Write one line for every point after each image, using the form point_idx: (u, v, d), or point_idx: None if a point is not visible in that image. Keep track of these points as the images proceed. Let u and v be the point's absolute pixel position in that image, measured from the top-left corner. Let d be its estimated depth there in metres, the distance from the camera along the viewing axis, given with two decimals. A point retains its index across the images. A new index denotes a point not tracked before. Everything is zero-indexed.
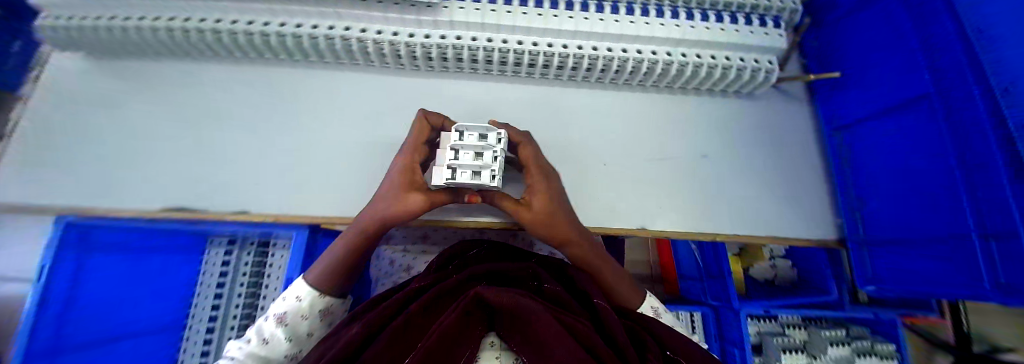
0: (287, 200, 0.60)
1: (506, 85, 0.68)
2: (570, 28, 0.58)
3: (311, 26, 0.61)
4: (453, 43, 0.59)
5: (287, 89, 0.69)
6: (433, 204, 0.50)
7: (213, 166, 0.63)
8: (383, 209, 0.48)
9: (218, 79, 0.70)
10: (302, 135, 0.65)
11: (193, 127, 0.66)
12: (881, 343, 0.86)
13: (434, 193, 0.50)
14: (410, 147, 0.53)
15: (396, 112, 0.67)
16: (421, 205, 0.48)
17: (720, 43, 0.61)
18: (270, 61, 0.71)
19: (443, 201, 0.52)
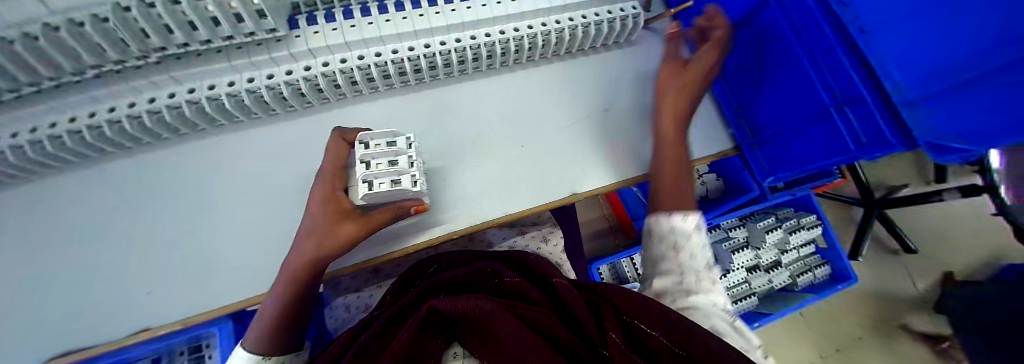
0: (197, 295, 0.54)
1: (402, 98, 0.66)
2: (440, 24, 0.58)
3: (149, 101, 0.53)
4: (321, 71, 0.54)
5: (156, 177, 0.60)
6: (371, 230, 0.46)
7: (92, 291, 0.54)
8: (315, 249, 0.43)
9: (66, 192, 0.59)
10: (191, 220, 0.57)
11: (50, 256, 0.55)
12: (802, 218, 1.08)
13: (365, 215, 0.46)
14: (328, 177, 0.45)
15: (292, 161, 0.61)
16: (356, 235, 0.44)
17: (580, 3, 0.64)
18: (124, 154, 0.61)
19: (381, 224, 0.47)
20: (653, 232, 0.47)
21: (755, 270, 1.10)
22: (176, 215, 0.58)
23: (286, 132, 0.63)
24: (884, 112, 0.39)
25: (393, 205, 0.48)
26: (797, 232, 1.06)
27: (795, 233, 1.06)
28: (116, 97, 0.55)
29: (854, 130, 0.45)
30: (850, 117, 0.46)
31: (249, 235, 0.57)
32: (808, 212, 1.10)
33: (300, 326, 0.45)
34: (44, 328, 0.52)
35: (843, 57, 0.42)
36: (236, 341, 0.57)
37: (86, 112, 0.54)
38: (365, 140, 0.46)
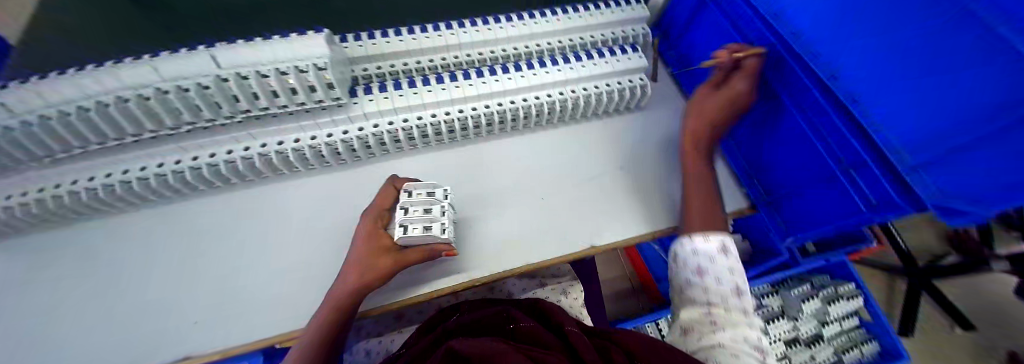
0: (231, 328, 0.56)
1: (435, 153, 0.74)
2: (473, 94, 0.66)
3: (227, 152, 0.63)
4: (371, 132, 0.64)
5: (215, 215, 0.67)
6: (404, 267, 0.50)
7: (141, 318, 0.58)
8: (355, 281, 0.47)
9: (140, 225, 0.67)
10: (240, 255, 0.63)
11: (112, 284, 0.61)
12: (840, 287, 1.02)
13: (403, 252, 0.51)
14: (370, 216, 0.51)
15: (335, 205, 0.68)
16: (391, 268, 0.49)
17: (595, 76, 0.71)
18: (193, 193, 0.70)
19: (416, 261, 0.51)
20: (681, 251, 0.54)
21: (795, 344, 1.00)
22: (228, 250, 0.64)
23: (333, 179, 0.71)
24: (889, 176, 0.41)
25: (426, 248, 0.52)
26: (836, 303, 0.99)
27: (834, 303, 0.99)
28: (196, 148, 0.64)
29: (862, 191, 0.46)
30: (854, 178, 0.47)
31: (289, 271, 0.61)
32: (845, 280, 1.05)
33: (330, 355, 0.47)
34: (88, 353, 0.55)
35: (844, 125, 0.45)
36: None
37: (172, 160, 0.64)
38: (409, 189, 0.55)
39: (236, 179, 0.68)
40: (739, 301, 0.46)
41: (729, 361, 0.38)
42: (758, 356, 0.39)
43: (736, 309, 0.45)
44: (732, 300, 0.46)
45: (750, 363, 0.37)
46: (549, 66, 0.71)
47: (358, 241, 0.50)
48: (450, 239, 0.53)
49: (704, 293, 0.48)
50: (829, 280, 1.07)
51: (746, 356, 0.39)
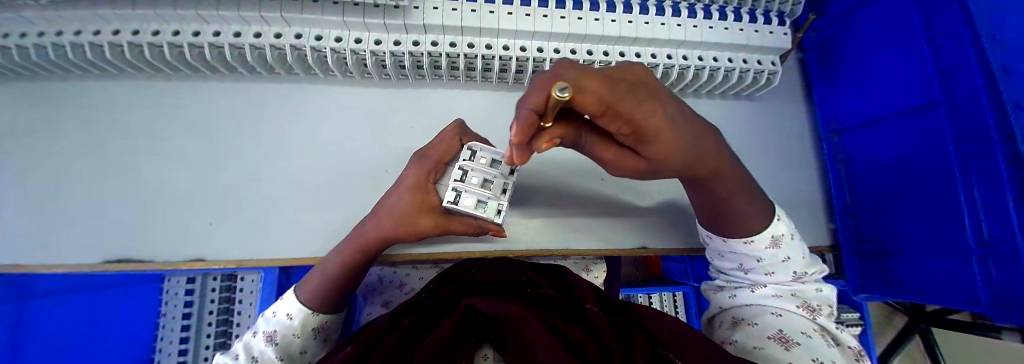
0: (253, 240, 0.53)
1: (492, 95, 0.63)
2: (563, 30, 0.54)
3: (255, 35, 0.52)
4: (429, 51, 0.53)
5: (237, 109, 0.60)
6: (448, 231, 0.47)
7: (158, 206, 0.54)
8: (392, 231, 0.43)
9: (152, 101, 0.59)
10: (264, 162, 0.57)
11: (126, 160, 0.56)
12: (844, 313, 0.99)
13: (447, 216, 0.46)
14: (428, 166, 0.45)
15: (370, 129, 0.60)
16: (432, 229, 0.45)
17: (714, 44, 0.57)
18: (214, 76, 0.61)
19: (460, 230, 0.48)
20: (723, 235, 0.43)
21: None
22: (251, 153, 0.58)
23: (372, 97, 0.61)
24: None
25: (473, 222, 0.48)
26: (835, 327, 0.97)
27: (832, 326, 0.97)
28: (218, 21, 0.53)
29: (994, 282, 0.41)
30: (991, 269, 0.41)
31: (315, 193, 0.56)
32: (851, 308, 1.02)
33: (348, 289, 0.46)
34: (108, 231, 0.53)
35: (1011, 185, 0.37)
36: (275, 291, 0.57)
37: (191, 31, 0.53)
38: (473, 148, 0.45)
39: (263, 71, 0.59)
40: (773, 250, 0.41)
41: (768, 327, 0.37)
42: (803, 314, 0.37)
43: (772, 259, 0.41)
44: (762, 250, 0.41)
45: (792, 327, 0.36)
46: (665, 17, 0.57)
47: (404, 188, 0.44)
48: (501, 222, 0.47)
49: (729, 247, 0.43)
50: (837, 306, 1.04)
51: (790, 316, 0.37)
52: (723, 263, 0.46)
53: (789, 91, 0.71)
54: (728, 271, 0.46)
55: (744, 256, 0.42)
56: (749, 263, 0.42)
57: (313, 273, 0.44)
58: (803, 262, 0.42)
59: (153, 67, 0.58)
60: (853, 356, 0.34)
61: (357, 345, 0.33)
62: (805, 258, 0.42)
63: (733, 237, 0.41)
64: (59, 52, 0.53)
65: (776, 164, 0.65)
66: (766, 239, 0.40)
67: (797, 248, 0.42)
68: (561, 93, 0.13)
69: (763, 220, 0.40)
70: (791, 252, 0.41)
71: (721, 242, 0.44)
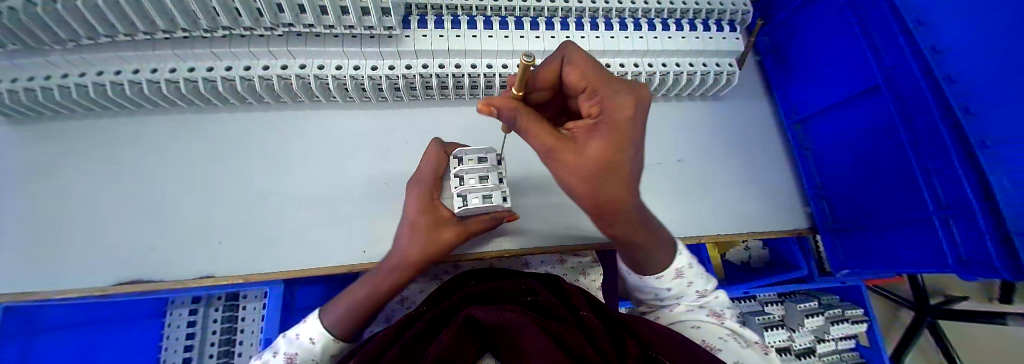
0: (258, 257, 0.55)
1: (479, 109, 0.69)
2: (538, 48, 0.60)
3: (263, 67, 0.58)
4: (420, 73, 0.59)
5: (245, 135, 0.64)
6: (473, 233, 0.51)
7: (168, 230, 0.57)
8: (422, 253, 0.46)
9: (165, 133, 0.64)
10: (269, 183, 0.61)
11: (139, 187, 0.60)
12: (848, 309, 1.01)
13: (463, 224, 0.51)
14: (430, 186, 0.49)
15: (368, 147, 0.65)
16: (456, 237, 0.48)
17: (676, 51, 0.63)
18: (223, 107, 0.66)
19: (483, 228, 0.52)
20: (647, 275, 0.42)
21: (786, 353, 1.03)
22: (257, 175, 0.61)
23: (369, 118, 0.67)
24: (992, 233, 0.38)
25: (487, 218, 0.52)
26: (841, 324, 0.98)
27: (839, 324, 0.98)
28: (230, 57, 0.59)
29: (959, 245, 0.43)
30: (953, 231, 0.43)
31: (318, 208, 0.60)
32: (854, 304, 1.04)
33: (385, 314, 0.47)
34: (119, 256, 0.55)
35: (956, 154, 0.40)
36: (279, 308, 0.59)
37: (205, 66, 0.59)
38: (458, 155, 0.50)
39: (269, 100, 0.64)
40: (678, 280, 0.43)
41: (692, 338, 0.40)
42: (713, 322, 0.42)
43: (680, 286, 0.44)
44: (668, 282, 0.42)
45: (712, 335, 0.39)
46: (629, 31, 0.64)
47: (412, 211, 0.48)
48: (509, 207, 0.51)
49: (643, 282, 0.44)
50: (840, 302, 1.06)
51: (706, 326, 0.41)
52: (642, 294, 0.48)
53: (752, 89, 0.77)
54: (648, 300, 0.48)
55: (656, 289, 0.44)
56: (662, 293, 0.44)
57: (337, 304, 0.43)
58: (703, 279, 0.45)
59: (168, 101, 0.63)
60: (762, 351, 0.37)
61: (362, 356, 0.36)
62: (705, 276, 0.45)
63: (648, 274, 0.42)
64: (82, 91, 0.58)
65: (750, 157, 0.70)
66: (670, 272, 0.41)
67: (699, 270, 0.45)
68: (528, 58, 0.21)
69: (670, 258, 0.41)
70: (694, 276, 0.44)
71: (637, 279, 0.44)
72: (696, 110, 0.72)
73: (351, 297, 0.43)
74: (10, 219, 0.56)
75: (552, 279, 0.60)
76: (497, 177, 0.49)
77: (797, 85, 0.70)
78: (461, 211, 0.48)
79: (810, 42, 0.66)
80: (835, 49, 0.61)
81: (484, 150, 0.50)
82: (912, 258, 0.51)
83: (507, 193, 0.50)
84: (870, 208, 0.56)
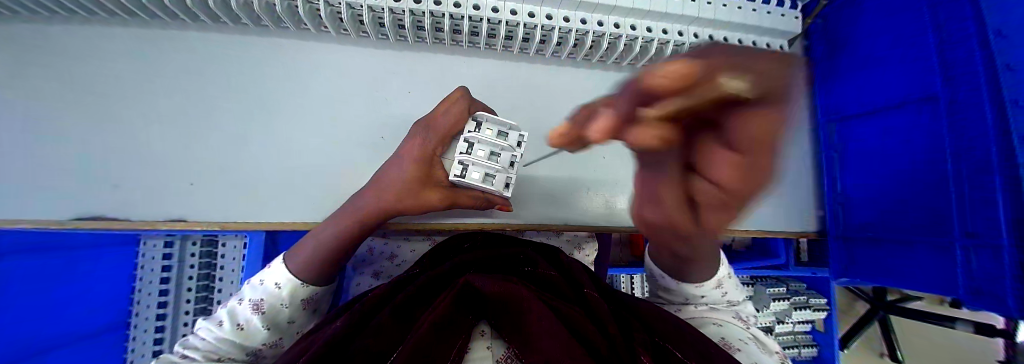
0: (239, 203, 0.50)
1: (495, 64, 0.61)
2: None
3: None
4: (432, 10, 0.50)
5: (219, 63, 0.55)
6: (454, 204, 0.45)
7: (133, 164, 0.51)
8: (393, 201, 0.41)
9: (123, 48, 0.54)
10: (249, 122, 0.54)
11: (93, 110, 0.52)
12: (812, 298, 1.06)
13: (453, 190, 0.44)
14: (431, 137, 0.42)
15: (364, 93, 0.57)
16: (437, 203, 0.43)
17: (727, 23, 0.56)
18: (192, 25, 0.55)
19: (469, 202, 0.46)
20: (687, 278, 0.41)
21: None
22: (234, 111, 0.54)
23: (367, 59, 0.58)
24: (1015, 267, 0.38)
25: (483, 196, 0.46)
26: (802, 310, 1.03)
27: (801, 309, 1.03)
28: None
29: (969, 271, 0.43)
30: (969, 258, 0.43)
31: (305, 156, 0.54)
32: (818, 293, 1.07)
33: (341, 260, 0.42)
34: (78, 188, 0.49)
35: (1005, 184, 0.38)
36: (260, 257, 0.55)
37: None
38: (479, 119, 0.45)
39: (248, 22, 0.54)
40: (717, 289, 0.42)
41: (713, 334, 0.37)
42: (738, 323, 0.40)
43: (714, 293, 0.42)
44: (705, 290, 0.41)
45: (732, 335, 0.37)
46: None
47: (405, 160, 0.42)
48: (507, 196, 0.47)
49: (677, 286, 0.42)
50: (805, 290, 1.10)
51: (727, 325, 0.39)
52: (664, 294, 0.45)
53: (791, 79, 0.70)
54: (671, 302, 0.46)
55: (687, 294, 0.42)
56: (692, 298, 0.42)
57: (303, 241, 0.41)
58: (737, 291, 0.45)
59: (126, 12, 0.53)
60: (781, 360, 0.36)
61: (349, 318, 0.31)
62: (738, 289, 0.45)
63: (689, 280, 0.41)
64: None
65: (773, 152, 0.66)
66: (711, 282, 0.41)
67: (734, 282, 0.44)
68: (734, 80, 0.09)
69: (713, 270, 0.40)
70: (729, 287, 0.43)
71: (673, 283, 0.42)
72: None
73: (315, 239, 0.40)
74: None
75: (552, 249, 0.57)
76: (511, 157, 0.45)
77: (845, 78, 0.63)
78: (454, 178, 0.43)
79: (875, 31, 0.58)
80: (904, 41, 0.54)
81: (505, 125, 0.45)
82: (928, 276, 0.50)
83: (511, 179, 0.45)
84: (896, 221, 0.54)
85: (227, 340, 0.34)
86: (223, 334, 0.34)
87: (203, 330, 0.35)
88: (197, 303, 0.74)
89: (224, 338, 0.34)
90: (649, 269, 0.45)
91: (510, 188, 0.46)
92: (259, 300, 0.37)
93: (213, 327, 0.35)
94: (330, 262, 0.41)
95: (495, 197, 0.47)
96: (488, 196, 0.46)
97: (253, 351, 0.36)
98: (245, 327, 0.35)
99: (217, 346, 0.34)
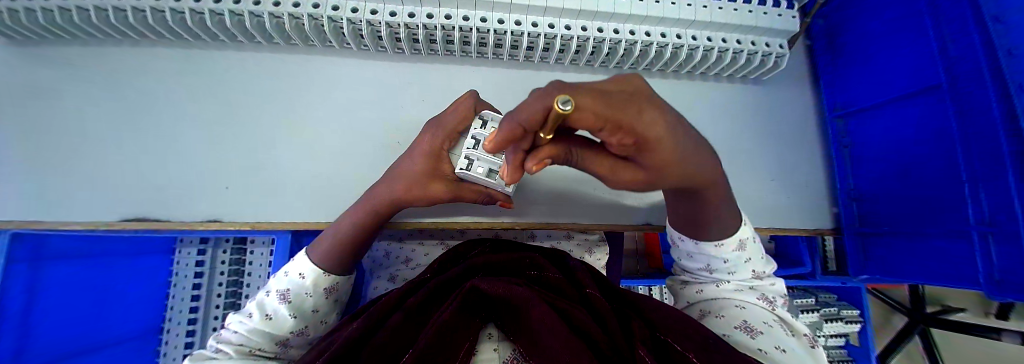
0: (268, 204, 0.55)
1: (501, 71, 0.64)
2: (574, 6, 0.54)
3: (273, 3, 0.53)
4: (442, 24, 0.54)
5: (250, 77, 0.61)
6: (461, 196, 0.49)
7: (174, 168, 0.56)
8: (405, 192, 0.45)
9: (170, 67, 0.60)
10: (277, 130, 0.58)
11: (140, 124, 0.58)
12: (844, 309, 1.01)
13: (459, 184, 0.47)
14: (439, 133, 0.44)
15: (382, 102, 0.61)
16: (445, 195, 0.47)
17: (724, 24, 0.58)
18: (231, 46, 0.62)
19: (474, 195, 0.49)
20: (706, 238, 0.41)
21: None
22: (265, 120, 0.59)
23: (385, 70, 0.63)
24: None
25: (485, 191, 0.49)
26: (835, 322, 0.99)
27: (832, 322, 0.99)
28: None
29: (992, 261, 0.41)
30: (991, 247, 0.41)
31: (327, 160, 0.58)
32: (851, 305, 1.04)
33: (355, 251, 0.46)
34: (128, 192, 0.54)
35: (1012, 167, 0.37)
36: (285, 256, 0.58)
37: None
38: (485, 118, 0.45)
39: (280, 41, 0.60)
40: (738, 252, 0.41)
41: (733, 318, 0.37)
42: (763, 306, 0.38)
43: (738, 260, 0.41)
44: (728, 253, 0.41)
45: (755, 318, 0.36)
46: None
47: (416, 156, 0.45)
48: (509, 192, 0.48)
49: (699, 250, 0.42)
50: (836, 301, 1.07)
51: (751, 308, 0.38)
52: (689, 263, 0.46)
53: (794, 76, 0.71)
54: (693, 270, 0.46)
55: (708, 257, 0.42)
56: (716, 264, 0.42)
57: (327, 233, 0.45)
58: (761, 262, 0.44)
59: (174, 34, 0.60)
60: (808, 343, 0.33)
61: (365, 321, 0.32)
62: (762, 260, 0.44)
63: (706, 239, 0.41)
64: (84, 16, 0.54)
65: (779, 148, 0.66)
66: (731, 241, 0.40)
67: (759, 252, 0.43)
68: (563, 106, 0.09)
69: (733, 224, 0.40)
70: (754, 254, 0.42)
71: (692, 245, 0.42)
72: (731, 90, 0.67)
73: (337, 230, 0.45)
74: (16, 145, 0.55)
75: (561, 253, 0.58)
76: None
77: (854, 72, 0.63)
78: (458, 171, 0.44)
79: (879, 24, 0.59)
80: (909, 33, 0.54)
81: None
82: (958, 270, 0.47)
83: None
84: (920, 213, 0.51)
85: (257, 330, 0.36)
86: (252, 324, 0.36)
87: (235, 323, 0.37)
88: (225, 307, 0.78)
89: (254, 327, 0.36)
90: (671, 234, 0.46)
91: (512, 185, 0.47)
92: (287, 290, 0.40)
93: (243, 319, 0.37)
94: (356, 246, 0.45)
95: (496, 193, 0.50)
96: (489, 192, 0.49)
97: (282, 340, 0.38)
98: (273, 317, 0.38)
99: (249, 338, 0.36)
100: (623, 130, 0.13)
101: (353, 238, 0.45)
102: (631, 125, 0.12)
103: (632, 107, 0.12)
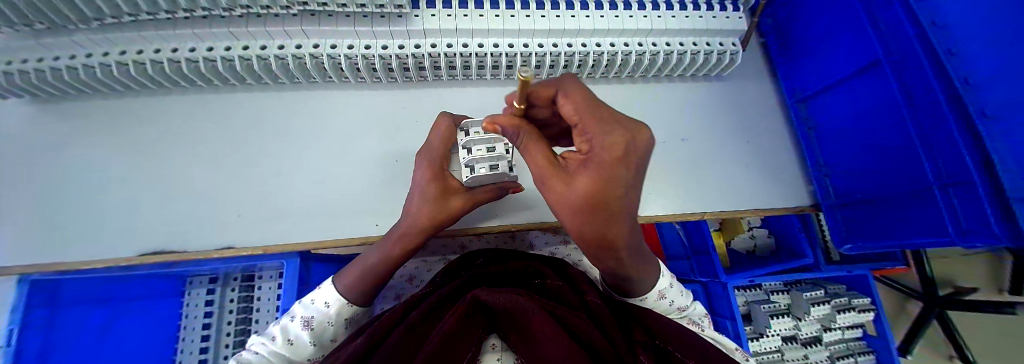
0: (277, 229, 0.58)
1: (486, 90, 0.70)
2: (543, 26, 0.60)
3: (278, 47, 0.59)
4: (429, 52, 0.60)
5: (257, 114, 0.66)
6: (477, 204, 0.51)
7: (188, 203, 0.59)
8: (422, 214, 0.46)
9: (185, 112, 0.66)
10: (284, 160, 0.63)
11: (157, 165, 0.62)
12: (855, 298, 0.99)
13: (471, 192, 0.50)
14: (437, 150, 0.49)
15: (379, 127, 0.66)
16: (460, 207, 0.49)
17: (682, 31, 0.65)
18: (240, 89, 0.68)
19: (488, 197, 0.52)
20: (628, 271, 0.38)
21: (792, 341, 1.04)
22: (272, 152, 0.63)
23: (380, 99, 0.69)
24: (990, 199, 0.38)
25: (495, 188, 0.52)
26: (848, 313, 0.97)
27: (845, 312, 0.97)
28: (246, 37, 0.60)
29: (956, 214, 0.44)
30: (952, 200, 0.44)
31: (331, 184, 0.62)
32: (862, 294, 1.02)
33: (382, 284, 0.47)
34: (144, 229, 0.57)
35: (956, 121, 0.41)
36: (294, 281, 0.60)
37: (223, 46, 0.60)
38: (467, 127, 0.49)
39: (284, 80, 0.66)
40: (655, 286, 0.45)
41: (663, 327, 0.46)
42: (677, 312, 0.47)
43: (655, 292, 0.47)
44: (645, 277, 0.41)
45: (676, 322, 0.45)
46: (633, 11, 0.64)
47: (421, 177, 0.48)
48: (515, 176, 0.50)
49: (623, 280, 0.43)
50: (847, 291, 1.05)
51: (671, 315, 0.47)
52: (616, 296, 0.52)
53: (755, 72, 0.78)
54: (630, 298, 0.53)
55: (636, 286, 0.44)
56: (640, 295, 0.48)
57: (347, 271, 0.46)
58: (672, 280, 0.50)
59: (187, 82, 0.66)
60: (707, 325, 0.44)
61: (368, 335, 0.35)
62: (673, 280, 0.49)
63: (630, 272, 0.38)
64: (107, 71, 0.60)
65: (754, 137, 0.70)
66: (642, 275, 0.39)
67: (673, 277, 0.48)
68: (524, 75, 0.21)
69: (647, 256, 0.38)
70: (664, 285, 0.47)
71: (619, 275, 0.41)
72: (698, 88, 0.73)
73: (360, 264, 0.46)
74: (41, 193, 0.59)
75: (559, 260, 0.60)
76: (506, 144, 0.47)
77: (802, 62, 0.70)
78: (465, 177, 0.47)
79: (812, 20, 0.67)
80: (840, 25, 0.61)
81: None
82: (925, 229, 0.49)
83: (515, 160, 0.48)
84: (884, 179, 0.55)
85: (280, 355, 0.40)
86: (274, 347, 0.40)
87: (258, 344, 0.40)
88: (234, 346, 0.77)
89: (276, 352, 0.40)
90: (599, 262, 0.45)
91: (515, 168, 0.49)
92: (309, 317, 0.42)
93: (266, 341, 0.40)
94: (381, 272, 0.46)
95: (507, 185, 0.52)
96: (500, 189, 0.52)
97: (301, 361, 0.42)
98: (295, 342, 0.41)
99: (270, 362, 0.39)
100: (583, 128, 0.22)
101: (378, 266, 0.45)
102: (586, 120, 0.21)
103: (592, 119, 0.21)
